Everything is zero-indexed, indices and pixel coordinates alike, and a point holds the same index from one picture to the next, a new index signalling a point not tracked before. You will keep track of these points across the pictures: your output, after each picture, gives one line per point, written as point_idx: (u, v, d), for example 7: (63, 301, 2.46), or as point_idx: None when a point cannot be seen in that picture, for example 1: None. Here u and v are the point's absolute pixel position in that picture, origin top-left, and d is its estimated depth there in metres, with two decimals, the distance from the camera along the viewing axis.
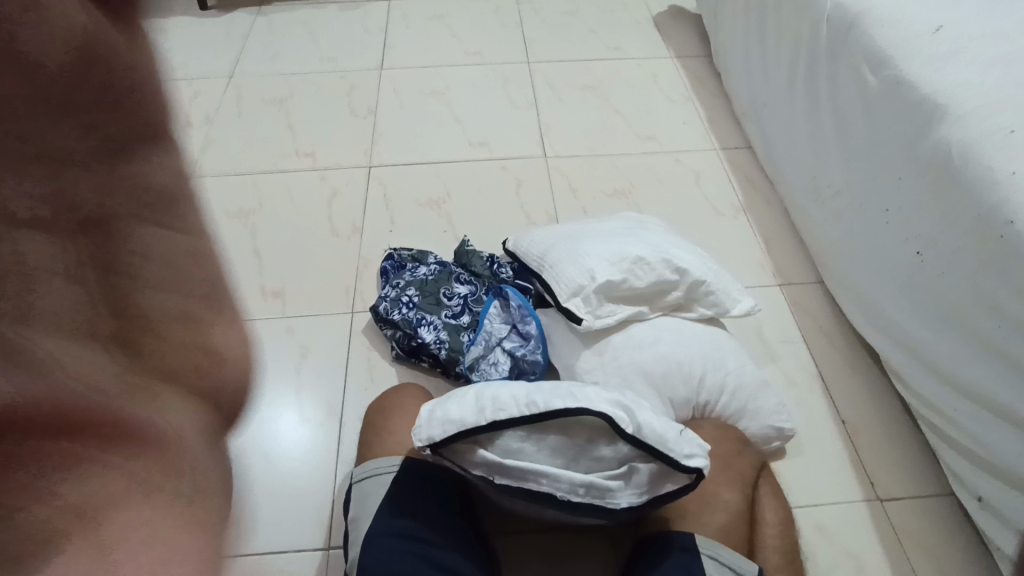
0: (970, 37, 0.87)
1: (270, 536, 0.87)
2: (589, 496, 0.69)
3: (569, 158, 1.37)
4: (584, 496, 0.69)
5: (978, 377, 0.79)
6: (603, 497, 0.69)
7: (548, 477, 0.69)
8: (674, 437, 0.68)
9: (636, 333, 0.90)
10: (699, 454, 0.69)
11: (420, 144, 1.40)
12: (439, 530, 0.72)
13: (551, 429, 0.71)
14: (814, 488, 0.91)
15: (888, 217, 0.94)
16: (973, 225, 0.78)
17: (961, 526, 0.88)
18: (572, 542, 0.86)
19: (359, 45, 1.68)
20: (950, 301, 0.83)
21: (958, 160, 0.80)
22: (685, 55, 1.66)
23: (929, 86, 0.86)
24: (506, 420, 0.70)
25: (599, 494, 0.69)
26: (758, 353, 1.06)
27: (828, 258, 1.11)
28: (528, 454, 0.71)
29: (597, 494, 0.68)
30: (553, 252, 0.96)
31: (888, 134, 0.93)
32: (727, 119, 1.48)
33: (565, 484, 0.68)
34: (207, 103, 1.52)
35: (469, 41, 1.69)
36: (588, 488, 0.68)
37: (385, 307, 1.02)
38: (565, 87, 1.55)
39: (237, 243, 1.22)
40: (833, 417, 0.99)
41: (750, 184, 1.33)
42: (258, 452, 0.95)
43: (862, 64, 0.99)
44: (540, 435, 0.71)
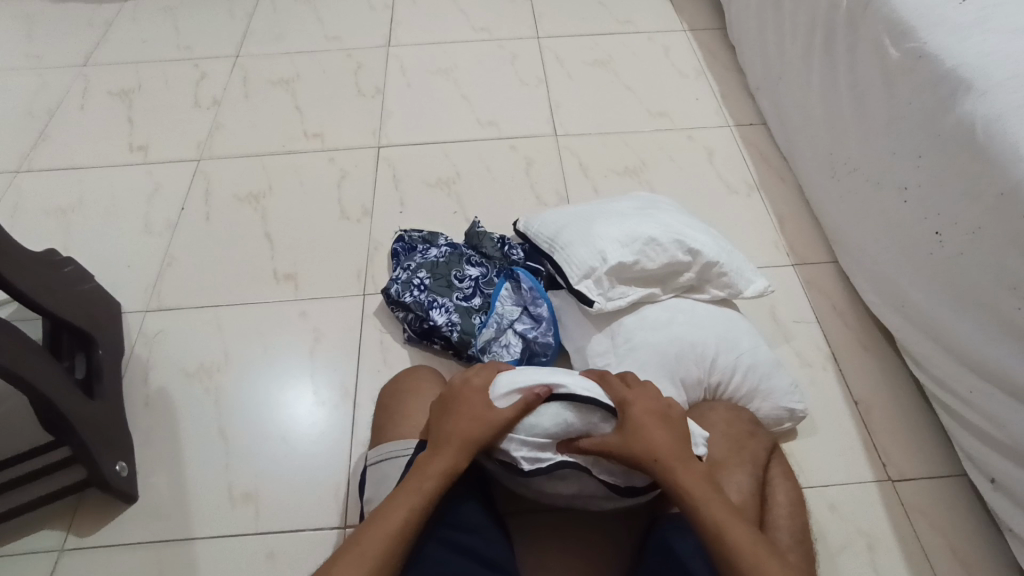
0: (997, 8, 0.84)
1: (289, 516, 0.89)
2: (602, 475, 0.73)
3: (581, 136, 1.36)
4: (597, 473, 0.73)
5: (996, 357, 0.79)
6: (615, 476, 0.73)
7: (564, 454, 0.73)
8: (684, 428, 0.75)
9: (649, 315, 0.90)
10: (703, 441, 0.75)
11: (429, 123, 1.39)
12: (463, 514, 0.73)
13: (568, 409, 0.74)
14: (826, 468, 0.91)
15: (907, 195, 0.93)
16: (996, 203, 0.77)
17: (972, 505, 0.88)
18: (581, 515, 0.88)
19: (365, 22, 1.66)
20: (969, 280, 0.82)
21: (981, 136, 0.78)
22: (698, 28, 1.62)
23: (954, 59, 0.83)
24: (525, 401, 0.73)
25: (611, 471, 0.73)
26: (771, 334, 1.05)
27: (844, 236, 1.10)
28: (542, 430, 0.73)
29: (609, 472, 0.73)
30: (565, 234, 0.95)
31: (909, 109, 0.91)
32: (741, 94, 1.45)
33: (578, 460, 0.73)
34: (214, 84, 1.51)
35: (477, 17, 1.66)
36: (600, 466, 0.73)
37: (396, 290, 1.02)
38: (575, 63, 1.52)
39: (248, 226, 1.22)
40: (845, 397, 0.99)
41: (765, 161, 1.31)
42: (275, 433, 0.97)
43: (882, 36, 0.96)
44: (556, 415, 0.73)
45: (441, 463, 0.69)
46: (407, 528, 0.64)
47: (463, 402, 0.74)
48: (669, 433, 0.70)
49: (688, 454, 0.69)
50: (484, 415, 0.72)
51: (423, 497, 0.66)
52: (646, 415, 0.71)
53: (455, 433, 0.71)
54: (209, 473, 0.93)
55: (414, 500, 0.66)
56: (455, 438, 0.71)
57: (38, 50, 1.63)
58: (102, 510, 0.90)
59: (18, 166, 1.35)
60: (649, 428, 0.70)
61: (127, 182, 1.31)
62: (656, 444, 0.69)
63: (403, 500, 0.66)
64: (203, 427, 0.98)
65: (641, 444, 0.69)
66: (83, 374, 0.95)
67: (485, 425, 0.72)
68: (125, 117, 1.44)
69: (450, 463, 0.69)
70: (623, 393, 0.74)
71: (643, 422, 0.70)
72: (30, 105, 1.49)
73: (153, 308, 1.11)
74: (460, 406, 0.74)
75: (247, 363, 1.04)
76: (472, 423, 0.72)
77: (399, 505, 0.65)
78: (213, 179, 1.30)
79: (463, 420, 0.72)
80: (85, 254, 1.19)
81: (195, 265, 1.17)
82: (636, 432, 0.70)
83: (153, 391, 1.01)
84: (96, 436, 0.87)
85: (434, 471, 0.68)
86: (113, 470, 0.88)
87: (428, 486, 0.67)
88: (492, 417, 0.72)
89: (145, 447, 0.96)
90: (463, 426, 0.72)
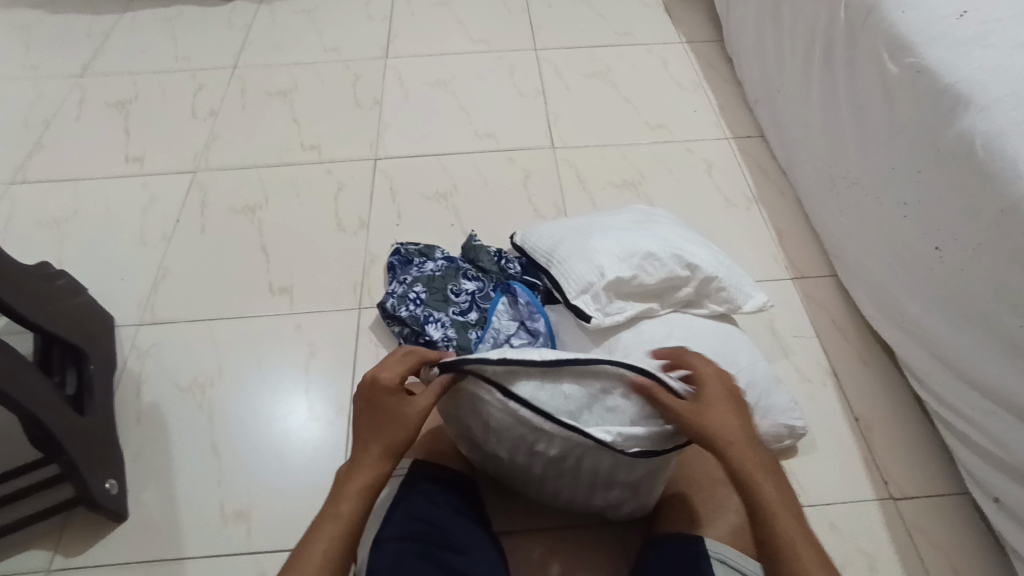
0: (996, 23, 0.84)
1: (280, 534, 0.88)
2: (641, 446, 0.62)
3: (578, 149, 1.35)
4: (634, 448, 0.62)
5: (998, 376, 0.78)
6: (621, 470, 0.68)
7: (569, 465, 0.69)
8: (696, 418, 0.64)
9: (646, 330, 0.88)
10: None
11: (427, 135, 1.39)
12: (454, 534, 0.71)
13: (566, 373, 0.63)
14: (826, 486, 0.90)
15: (906, 210, 0.92)
16: (996, 220, 0.76)
17: (974, 525, 0.87)
18: (590, 526, 0.87)
19: (362, 33, 1.66)
20: (970, 298, 0.81)
21: (981, 152, 0.78)
22: (696, 40, 1.62)
23: (952, 74, 0.83)
24: (522, 362, 0.62)
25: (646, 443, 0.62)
26: (770, 349, 1.04)
27: (842, 250, 1.09)
28: (539, 400, 0.62)
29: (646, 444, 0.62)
30: (562, 247, 0.94)
31: (908, 124, 0.91)
32: (739, 107, 1.45)
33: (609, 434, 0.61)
34: (212, 95, 1.50)
35: (475, 29, 1.66)
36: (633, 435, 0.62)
37: (392, 303, 1.02)
38: (574, 75, 1.52)
39: (242, 238, 1.21)
40: (845, 413, 0.98)
41: (763, 174, 1.31)
42: (268, 450, 0.95)
43: (882, 50, 0.95)
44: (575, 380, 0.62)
45: (365, 477, 0.63)
46: (332, 560, 0.58)
47: (376, 404, 0.65)
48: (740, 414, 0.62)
49: (759, 439, 0.62)
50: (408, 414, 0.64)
51: (347, 520, 0.60)
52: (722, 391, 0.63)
53: (376, 441, 0.64)
54: (200, 489, 0.92)
55: (339, 526, 0.60)
56: (375, 445, 0.64)
57: (36, 60, 1.63)
58: (90, 528, 0.89)
59: (13, 177, 1.34)
60: (722, 403, 0.62)
61: (121, 193, 1.30)
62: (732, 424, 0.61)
63: (328, 527, 0.60)
64: (195, 442, 0.96)
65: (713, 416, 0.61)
66: (74, 390, 0.94)
67: (411, 427, 0.65)
68: (122, 127, 1.44)
69: (376, 471, 0.63)
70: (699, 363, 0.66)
71: (720, 402, 0.62)
72: (25, 116, 1.48)
73: (146, 321, 1.10)
74: (376, 408, 0.65)
75: (242, 377, 1.03)
76: (392, 424, 0.64)
77: (320, 536, 0.59)
78: (209, 191, 1.30)
79: (387, 426, 0.64)
80: (78, 266, 1.18)
81: (190, 278, 1.16)
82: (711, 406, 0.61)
83: (145, 406, 1.00)
84: (85, 454, 0.86)
85: (357, 487, 0.62)
86: (102, 489, 0.86)
87: (350, 510, 0.61)
88: (409, 413, 0.64)
89: (136, 463, 0.94)
90: (386, 432, 0.64)
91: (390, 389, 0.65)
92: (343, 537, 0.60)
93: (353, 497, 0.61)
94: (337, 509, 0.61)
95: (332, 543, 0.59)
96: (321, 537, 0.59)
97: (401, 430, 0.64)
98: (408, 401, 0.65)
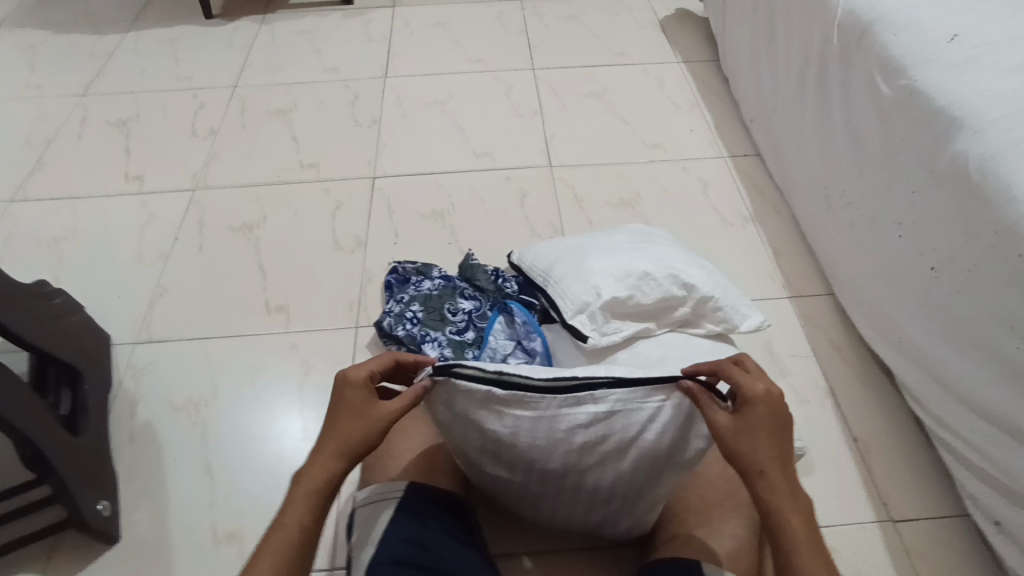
0: (988, 46, 0.84)
1: None
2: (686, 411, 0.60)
3: (575, 167, 1.36)
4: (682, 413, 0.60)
5: (996, 398, 0.78)
6: (622, 482, 0.67)
7: (567, 486, 0.68)
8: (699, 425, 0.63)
9: (642, 351, 0.88)
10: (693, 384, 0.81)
11: (425, 154, 1.40)
12: (448, 558, 0.70)
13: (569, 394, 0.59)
14: (825, 508, 0.89)
15: (902, 229, 0.93)
16: (992, 242, 0.76)
17: (977, 549, 0.86)
18: (587, 549, 0.86)
19: (362, 53, 1.68)
20: (967, 319, 0.81)
21: (976, 174, 0.78)
22: (692, 60, 1.64)
23: (946, 97, 0.84)
24: (526, 381, 0.58)
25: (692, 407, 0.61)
26: (767, 368, 1.04)
27: (839, 270, 1.09)
28: (537, 419, 0.59)
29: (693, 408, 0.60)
30: (559, 267, 0.94)
31: (902, 145, 0.91)
32: (735, 126, 1.46)
33: (653, 400, 0.59)
34: (212, 113, 1.52)
35: (473, 48, 1.68)
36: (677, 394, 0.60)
37: (389, 323, 1.02)
38: (571, 94, 1.54)
39: (240, 256, 1.21)
40: (844, 434, 0.97)
41: (759, 193, 1.31)
42: (262, 471, 0.95)
43: (875, 72, 0.96)
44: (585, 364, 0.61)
45: (317, 479, 0.58)
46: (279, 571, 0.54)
47: (339, 401, 0.61)
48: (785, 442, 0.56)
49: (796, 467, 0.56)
50: (370, 411, 0.61)
51: (293, 531, 0.56)
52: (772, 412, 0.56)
53: (334, 440, 0.60)
54: (194, 510, 0.91)
55: (288, 535, 0.56)
56: (329, 445, 0.60)
57: (39, 79, 1.64)
58: (81, 550, 0.88)
59: (13, 195, 1.35)
60: (769, 428, 0.55)
61: (119, 212, 1.31)
62: (770, 454, 0.55)
63: (277, 535, 0.56)
64: (189, 463, 0.95)
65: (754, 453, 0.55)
66: (68, 409, 0.93)
67: (376, 424, 0.60)
68: (122, 145, 1.45)
69: (328, 473, 0.59)
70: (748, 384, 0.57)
71: (764, 426, 0.55)
72: (26, 134, 1.49)
73: (142, 340, 1.10)
74: (337, 405, 0.61)
75: (234, 397, 1.02)
76: (350, 420, 0.60)
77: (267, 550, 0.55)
78: (207, 209, 1.30)
79: (343, 424, 0.60)
80: (75, 285, 1.18)
81: (187, 296, 1.16)
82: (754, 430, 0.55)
83: (139, 426, 0.99)
84: (78, 475, 0.85)
85: (307, 492, 0.58)
86: (94, 509, 0.85)
87: (297, 518, 0.57)
88: (372, 412, 0.61)
89: (129, 484, 0.94)
90: (343, 429, 0.60)
91: (356, 385, 0.61)
92: (291, 547, 0.56)
93: (302, 504, 0.57)
94: (283, 519, 0.57)
95: (278, 557, 0.55)
96: (271, 549, 0.56)
97: (360, 426, 0.60)
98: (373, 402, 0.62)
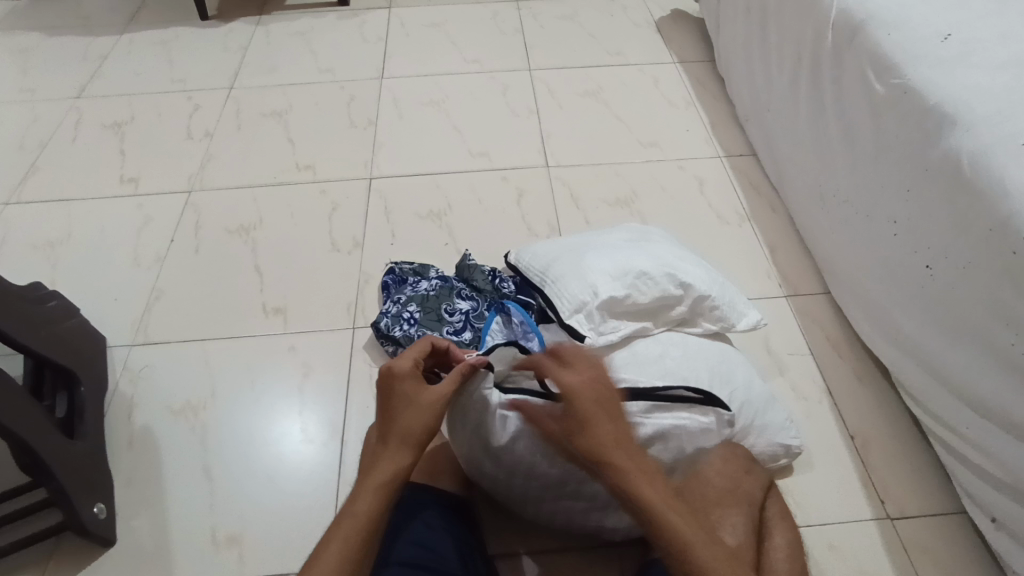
0: (977, 44, 0.85)
1: (274, 559, 0.86)
2: (689, 430, 0.77)
3: (571, 167, 1.36)
4: (683, 431, 0.77)
5: (992, 392, 0.78)
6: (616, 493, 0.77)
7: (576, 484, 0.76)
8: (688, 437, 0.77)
9: (640, 349, 0.87)
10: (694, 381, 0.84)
11: (421, 154, 1.40)
12: (449, 558, 0.70)
13: None
14: (823, 505, 0.90)
15: (896, 226, 0.93)
16: (985, 237, 0.77)
17: (975, 544, 0.86)
18: (587, 548, 0.86)
19: (357, 54, 1.68)
20: (962, 313, 0.82)
21: (967, 170, 0.78)
22: (686, 59, 1.64)
23: (937, 94, 0.84)
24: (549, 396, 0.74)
25: (703, 428, 0.78)
26: (765, 366, 1.04)
27: (834, 267, 1.10)
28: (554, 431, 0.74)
29: (700, 429, 0.78)
30: (556, 266, 0.94)
31: (894, 142, 0.92)
32: (729, 124, 1.47)
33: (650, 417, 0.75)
34: (207, 115, 1.51)
35: (468, 48, 1.68)
36: (683, 414, 0.77)
37: (386, 324, 1.02)
38: (566, 94, 1.54)
39: (238, 257, 1.21)
40: (842, 431, 0.97)
41: (755, 191, 1.32)
42: (261, 473, 0.94)
43: (866, 71, 0.97)
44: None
45: (384, 470, 0.63)
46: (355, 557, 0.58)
47: (392, 393, 0.67)
48: (615, 424, 0.64)
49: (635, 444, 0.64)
50: (428, 401, 0.67)
51: (366, 517, 0.60)
52: (590, 401, 0.65)
53: (395, 431, 0.65)
54: (193, 515, 0.91)
55: (358, 523, 0.60)
56: (394, 436, 0.65)
57: (32, 82, 1.64)
58: (79, 554, 0.88)
59: (8, 199, 1.34)
60: (598, 415, 0.64)
61: (115, 215, 1.30)
62: (601, 439, 0.63)
63: (349, 522, 0.60)
64: (189, 466, 0.95)
65: (591, 438, 0.63)
66: (64, 414, 0.93)
67: (433, 412, 0.67)
68: (117, 148, 1.45)
69: (395, 462, 0.64)
70: (563, 377, 0.67)
71: (590, 414, 0.64)
72: (21, 138, 1.48)
73: (139, 343, 1.09)
74: (390, 397, 0.67)
75: (232, 400, 1.02)
76: (407, 410, 0.66)
77: (340, 533, 0.59)
78: (204, 211, 1.30)
79: (403, 414, 0.66)
80: (72, 288, 1.18)
81: (184, 298, 1.16)
82: (581, 421, 0.64)
83: (137, 430, 0.99)
84: (75, 480, 0.85)
85: (376, 482, 0.62)
86: (92, 514, 0.85)
87: (366, 508, 0.61)
88: (426, 401, 0.67)
89: (126, 488, 0.93)
90: (403, 419, 0.66)
91: (406, 375, 0.68)
92: (362, 533, 0.59)
93: (371, 494, 0.62)
94: (350, 512, 0.61)
95: (349, 544, 0.58)
96: (344, 532, 0.59)
97: (419, 415, 0.66)
98: (425, 389, 0.68)
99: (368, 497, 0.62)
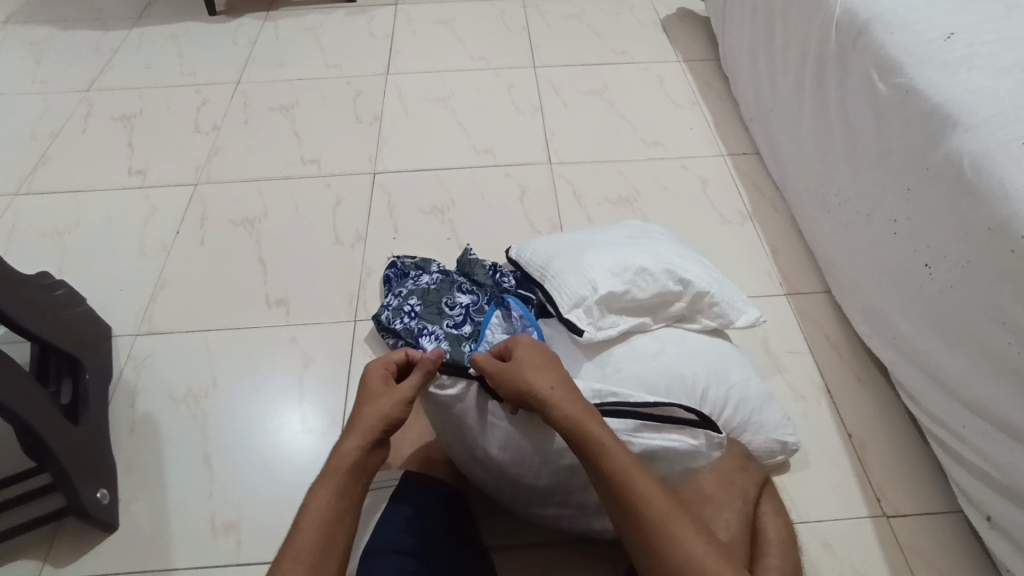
0: (982, 46, 0.85)
1: (267, 547, 0.87)
2: (677, 452, 0.77)
3: (574, 164, 1.37)
4: (671, 452, 0.76)
5: (989, 395, 0.78)
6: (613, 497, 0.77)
7: (576, 479, 0.76)
8: (679, 453, 0.77)
9: (639, 344, 0.87)
10: (703, 392, 0.84)
11: (425, 150, 1.40)
12: (440, 545, 0.72)
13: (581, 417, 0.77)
14: (818, 503, 0.90)
15: (896, 228, 0.93)
16: (985, 238, 0.77)
17: (969, 544, 0.86)
18: (582, 544, 0.87)
19: (365, 50, 1.68)
20: (960, 314, 0.82)
21: (969, 171, 0.78)
22: (693, 59, 1.64)
23: (940, 96, 0.84)
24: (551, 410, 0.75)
25: (692, 449, 0.77)
26: (763, 365, 1.04)
27: (835, 268, 1.10)
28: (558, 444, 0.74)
29: (689, 451, 0.77)
30: (556, 262, 0.95)
31: (897, 143, 0.92)
32: (734, 124, 1.47)
33: (638, 437, 0.75)
34: (215, 109, 1.53)
35: (475, 46, 1.69)
36: (674, 434, 0.77)
37: (387, 316, 1.04)
38: (571, 92, 1.54)
39: (241, 248, 1.23)
40: (839, 429, 0.97)
41: (758, 191, 1.32)
42: (258, 461, 0.96)
43: (871, 72, 0.97)
44: (593, 391, 0.78)
45: (339, 458, 0.64)
46: (316, 546, 0.58)
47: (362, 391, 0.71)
48: (554, 374, 0.72)
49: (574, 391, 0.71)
50: (386, 393, 0.70)
51: (327, 510, 0.61)
52: (528, 351, 0.75)
53: (355, 423, 0.67)
54: (191, 503, 0.92)
55: (316, 511, 0.60)
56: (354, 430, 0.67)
57: (45, 73, 1.66)
58: (80, 537, 0.89)
59: (17, 189, 1.36)
60: (541, 363, 0.73)
61: (123, 204, 1.32)
62: (543, 379, 0.70)
63: (309, 513, 0.60)
64: (188, 451, 0.97)
65: (534, 376, 0.71)
66: (69, 399, 0.94)
67: (394, 402, 0.69)
68: (126, 140, 1.46)
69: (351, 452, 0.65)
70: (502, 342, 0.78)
71: (532, 362, 0.73)
72: (32, 129, 1.50)
73: (143, 332, 1.11)
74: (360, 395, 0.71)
75: (233, 388, 1.03)
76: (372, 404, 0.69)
77: (306, 521, 0.60)
78: (210, 202, 1.31)
79: (362, 409, 0.69)
80: (78, 277, 1.19)
81: (188, 289, 1.17)
82: (522, 367, 0.72)
83: (139, 416, 1.00)
84: (77, 465, 0.86)
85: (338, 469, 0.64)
86: (94, 499, 0.86)
87: (324, 498, 0.62)
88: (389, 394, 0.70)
89: (127, 475, 0.95)
90: (361, 414, 0.68)
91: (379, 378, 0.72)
92: (324, 524, 0.60)
93: (329, 486, 0.63)
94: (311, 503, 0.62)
95: (310, 536, 0.59)
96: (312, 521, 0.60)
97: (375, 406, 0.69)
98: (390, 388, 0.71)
99: (328, 486, 0.63)
